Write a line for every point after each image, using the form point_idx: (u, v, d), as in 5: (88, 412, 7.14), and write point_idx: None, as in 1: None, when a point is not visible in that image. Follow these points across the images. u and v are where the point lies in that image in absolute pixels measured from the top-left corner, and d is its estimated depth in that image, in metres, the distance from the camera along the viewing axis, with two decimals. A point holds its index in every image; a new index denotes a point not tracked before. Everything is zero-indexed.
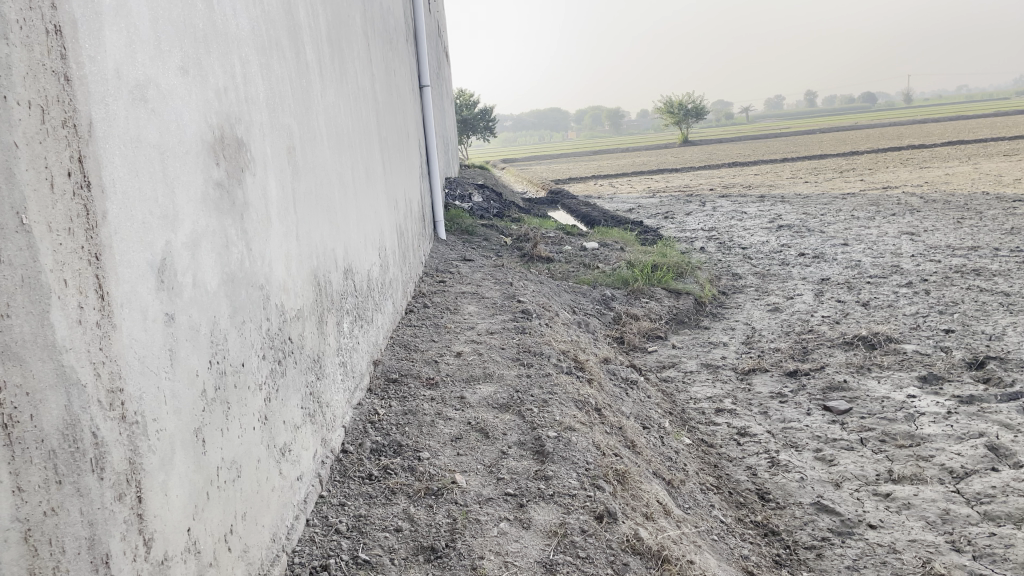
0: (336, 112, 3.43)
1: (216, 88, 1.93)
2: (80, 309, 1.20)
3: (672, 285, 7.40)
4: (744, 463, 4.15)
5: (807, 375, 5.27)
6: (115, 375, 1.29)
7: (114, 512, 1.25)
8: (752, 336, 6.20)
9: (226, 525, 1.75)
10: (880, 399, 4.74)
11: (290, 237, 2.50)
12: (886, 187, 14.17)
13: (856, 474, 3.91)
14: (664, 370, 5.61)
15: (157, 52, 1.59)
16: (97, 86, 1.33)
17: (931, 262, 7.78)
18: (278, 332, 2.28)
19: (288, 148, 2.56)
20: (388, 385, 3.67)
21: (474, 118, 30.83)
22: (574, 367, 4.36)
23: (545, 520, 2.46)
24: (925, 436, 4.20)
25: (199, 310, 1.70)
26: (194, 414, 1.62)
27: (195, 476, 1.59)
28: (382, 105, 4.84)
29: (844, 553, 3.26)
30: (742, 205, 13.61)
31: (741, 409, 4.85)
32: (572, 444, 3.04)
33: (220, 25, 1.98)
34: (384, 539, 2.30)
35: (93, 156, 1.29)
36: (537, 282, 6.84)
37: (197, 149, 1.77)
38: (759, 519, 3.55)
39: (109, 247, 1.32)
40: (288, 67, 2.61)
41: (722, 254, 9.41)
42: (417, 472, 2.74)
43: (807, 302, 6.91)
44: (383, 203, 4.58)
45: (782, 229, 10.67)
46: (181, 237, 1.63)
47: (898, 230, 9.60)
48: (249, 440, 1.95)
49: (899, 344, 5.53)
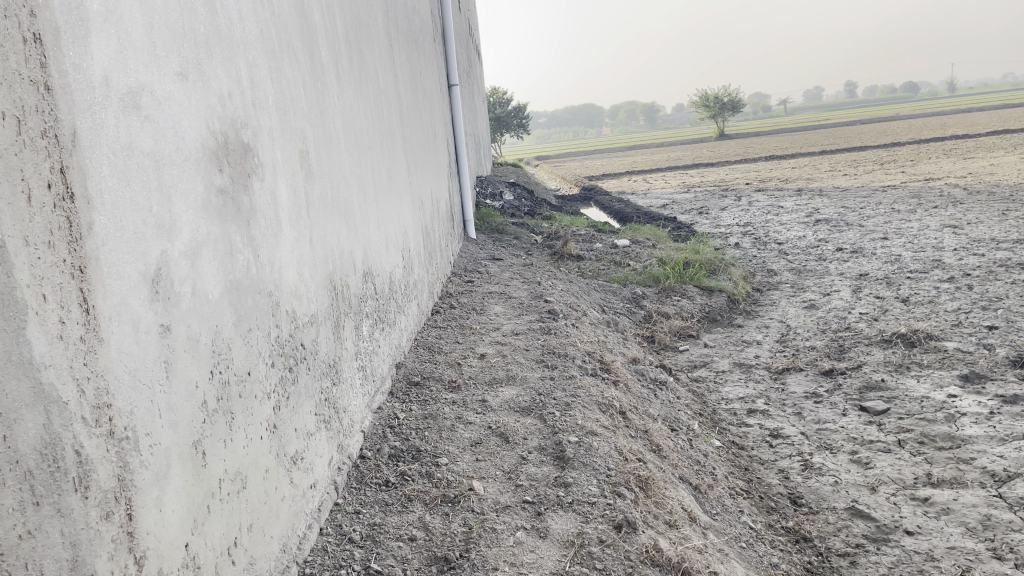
0: (355, 114, 3.39)
1: (220, 93, 1.90)
2: (61, 324, 1.18)
3: (704, 282, 7.28)
4: (776, 466, 4.04)
5: (843, 375, 5.12)
6: (101, 392, 1.27)
7: (100, 532, 1.23)
8: (787, 335, 6.06)
9: (231, 538, 1.73)
10: (919, 399, 4.58)
11: (303, 242, 2.46)
12: (928, 179, 13.82)
13: (893, 478, 3.78)
14: (695, 370, 5.50)
15: (153, 57, 1.55)
16: (84, 94, 1.30)
17: (974, 256, 7.55)
18: (289, 339, 2.25)
19: (301, 152, 2.53)
20: (410, 388, 3.64)
21: (509, 114, 30.74)
22: (600, 368, 4.28)
23: (563, 529, 2.40)
24: (966, 438, 4.05)
25: (200, 320, 1.67)
26: (193, 426, 1.59)
27: (195, 489, 1.57)
28: (406, 106, 4.80)
29: (879, 561, 3.15)
30: (777, 199, 13.35)
31: (775, 410, 4.73)
32: (593, 449, 2.97)
33: (224, 28, 1.95)
34: (398, 549, 2.26)
35: (78, 167, 1.27)
36: (566, 281, 6.77)
37: (198, 157, 1.74)
38: (790, 525, 3.44)
39: (96, 260, 1.29)
40: (300, 70, 2.57)
41: (757, 250, 9.25)
42: (434, 479, 2.70)
43: (844, 298, 6.74)
44: (407, 203, 4.55)
45: (820, 223, 10.44)
46: (179, 246, 1.60)
47: (939, 224, 9.32)
48: (256, 449, 1.93)
49: (940, 342, 5.36)
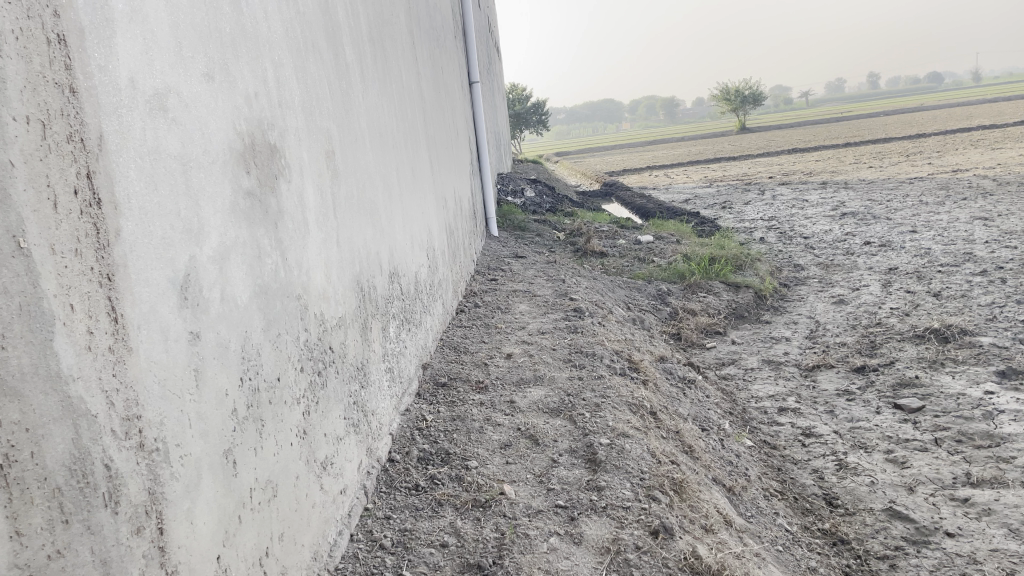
0: (380, 112, 3.35)
1: (246, 93, 1.86)
2: (89, 334, 1.15)
3: (731, 278, 7.18)
4: (810, 466, 3.96)
5: (875, 372, 5.02)
6: (131, 402, 1.23)
7: (132, 548, 1.20)
8: (816, 331, 5.96)
9: (262, 548, 1.70)
10: (956, 396, 4.48)
11: (330, 243, 2.42)
12: (955, 171, 13.59)
13: (931, 477, 3.69)
14: (723, 368, 5.41)
15: (179, 58, 1.51)
16: (109, 97, 1.26)
17: (1007, 248, 7.40)
18: (317, 343, 2.21)
19: (327, 152, 2.49)
20: (436, 389, 3.60)
21: (527, 111, 30.56)
22: (628, 368, 4.22)
23: (597, 535, 2.35)
24: (1006, 436, 3.95)
25: (229, 326, 1.63)
26: (223, 435, 1.55)
27: (225, 500, 1.53)
28: (429, 104, 4.75)
29: (920, 564, 3.06)
30: (802, 193, 13.18)
31: (806, 408, 4.65)
32: (625, 452, 2.92)
33: (249, 27, 1.91)
34: (430, 556, 2.21)
35: (105, 171, 1.23)
36: (590, 278, 6.69)
37: (225, 159, 1.71)
38: (827, 528, 3.36)
39: (123, 266, 1.26)
40: (325, 69, 2.53)
41: (783, 244, 9.12)
42: (464, 483, 2.65)
43: (874, 293, 6.62)
44: (431, 201, 4.50)
45: (845, 216, 10.30)
46: (207, 251, 1.56)
47: (969, 216, 9.15)
48: (287, 456, 1.89)
49: (975, 338, 5.25)
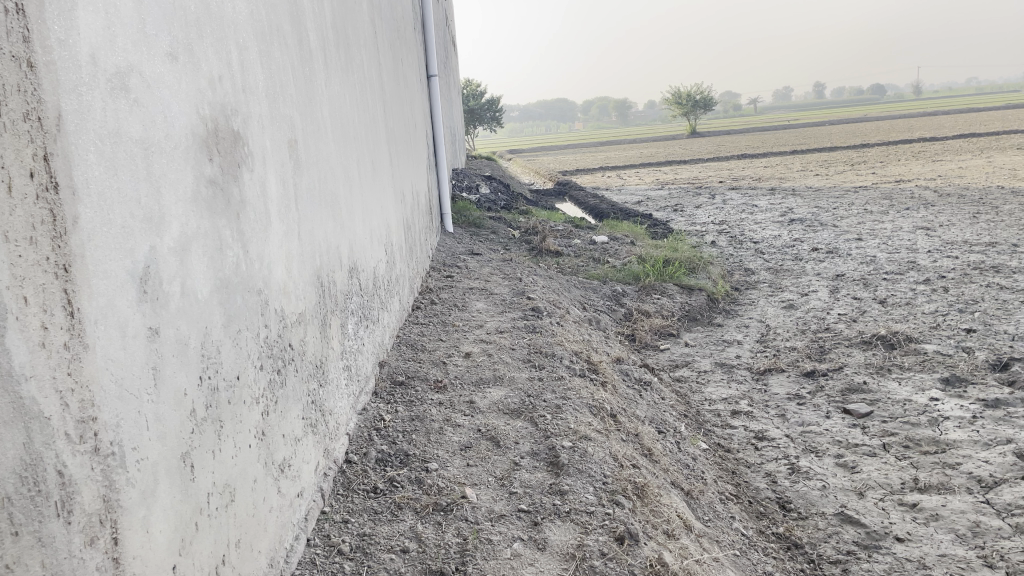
0: (342, 103, 3.25)
1: (210, 77, 1.77)
2: (43, 331, 1.06)
3: (684, 280, 7.23)
4: (764, 469, 4.00)
5: (825, 376, 5.10)
6: (87, 403, 1.15)
7: (85, 561, 1.12)
8: (768, 335, 6.03)
9: (218, 555, 1.61)
10: (902, 402, 4.57)
11: (292, 235, 2.34)
12: (898, 181, 14.00)
13: (880, 482, 3.75)
14: (676, 370, 5.44)
15: (143, 37, 1.42)
16: (70, 74, 1.17)
17: (948, 258, 7.61)
18: (277, 339, 2.12)
19: (289, 141, 2.40)
20: (394, 388, 3.52)
21: (482, 108, 30.46)
22: (587, 369, 4.19)
23: (562, 541, 2.31)
24: (951, 442, 4.04)
25: (189, 322, 1.54)
26: (182, 437, 1.47)
27: (182, 506, 1.44)
28: (389, 95, 4.66)
29: (871, 568, 3.11)
30: (752, 198, 13.40)
31: (758, 412, 4.69)
32: (587, 455, 2.89)
33: (215, 8, 1.81)
34: (390, 562, 2.15)
35: (63, 154, 1.14)
36: (546, 277, 6.66)
37: (188, 144, 1.61)
38: (781, 532, 3.39)
39: (80, 257, 1.16)
40: (289, 55, 2.44)
41: (734, 249, 9.23)
42: (425, 485, 2.59)
43: (822, 299, 6.73)
44: (389, 195, 4.40)
45: (793, 223, 10.48)
46: (168, 242, 1.47)
47: (912, 225, 9.41)
48: (245, 459, 1.81)
49: (920, 345, 5.36)
